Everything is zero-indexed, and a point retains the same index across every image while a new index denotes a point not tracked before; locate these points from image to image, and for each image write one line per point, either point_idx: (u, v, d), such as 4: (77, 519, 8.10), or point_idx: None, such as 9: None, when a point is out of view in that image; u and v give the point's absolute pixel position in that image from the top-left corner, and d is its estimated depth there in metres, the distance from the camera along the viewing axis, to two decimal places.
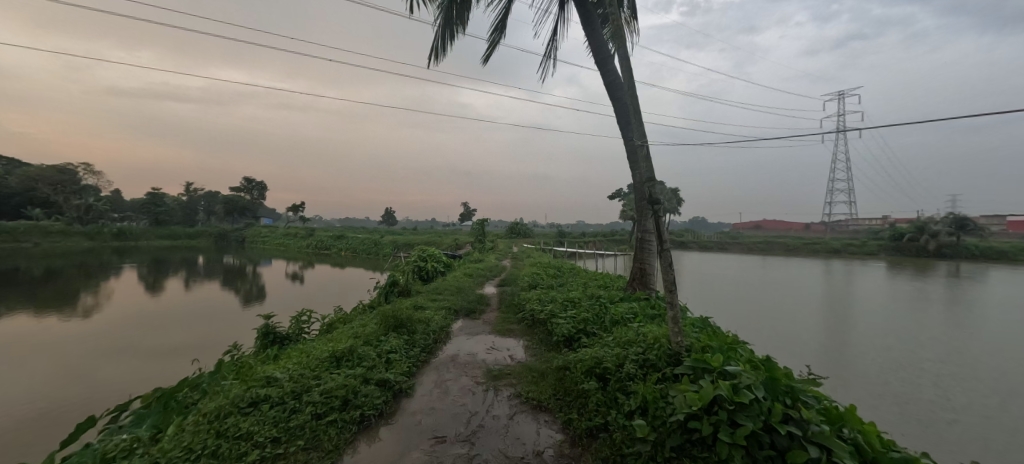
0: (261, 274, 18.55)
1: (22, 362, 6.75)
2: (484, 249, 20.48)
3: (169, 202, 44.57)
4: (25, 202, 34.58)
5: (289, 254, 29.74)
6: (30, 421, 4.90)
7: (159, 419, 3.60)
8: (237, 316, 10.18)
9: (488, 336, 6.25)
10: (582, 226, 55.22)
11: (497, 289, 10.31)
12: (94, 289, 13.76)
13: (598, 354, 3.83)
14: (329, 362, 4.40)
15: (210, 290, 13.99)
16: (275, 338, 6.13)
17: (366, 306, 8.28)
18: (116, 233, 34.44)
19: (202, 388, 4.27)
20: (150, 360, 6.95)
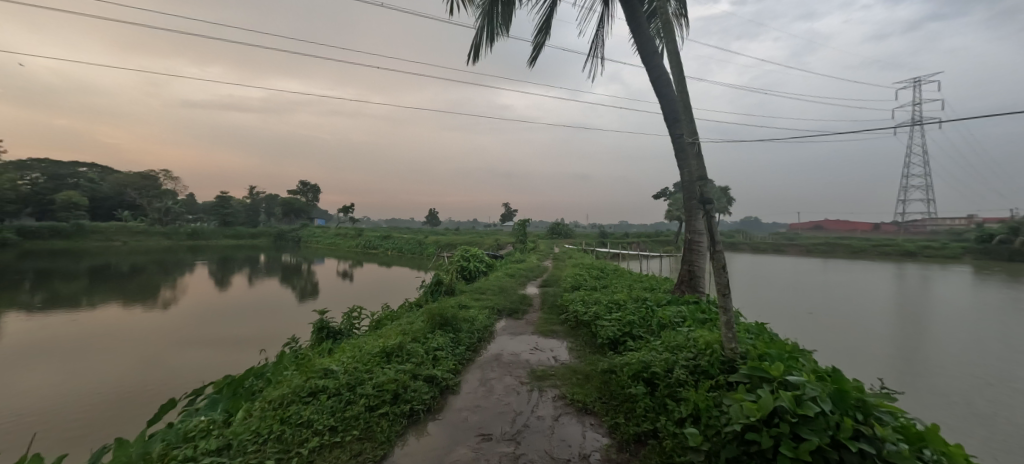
0: (315, 271, 19.64)
1: (113, 349, 7.54)
2: (525, 249, 20.53)
3: (235, 205, 48.33)
4: (118, 206, 39.56)
5: (340, 253, 31.18)
6: (124, 400, 5.52)
7: (230, 404, 3.91)
8: (295, 311, 10.85)
9: (531, 336, 6.28)
10: (626, 227, 53.91)
11: (539, 289, 10.32)
12: (172, 283, 15.21)
13: (645, 358, 3.74)
14: (381, 357, 4.60)
15: (269, 286, 15.01)
16: (330, 332, 6.48)
17: (413, 304, 8.57)
18: (191, 232, 37.78)
19: (267, 377, 4.59)
20: (222, 349, 7.60)
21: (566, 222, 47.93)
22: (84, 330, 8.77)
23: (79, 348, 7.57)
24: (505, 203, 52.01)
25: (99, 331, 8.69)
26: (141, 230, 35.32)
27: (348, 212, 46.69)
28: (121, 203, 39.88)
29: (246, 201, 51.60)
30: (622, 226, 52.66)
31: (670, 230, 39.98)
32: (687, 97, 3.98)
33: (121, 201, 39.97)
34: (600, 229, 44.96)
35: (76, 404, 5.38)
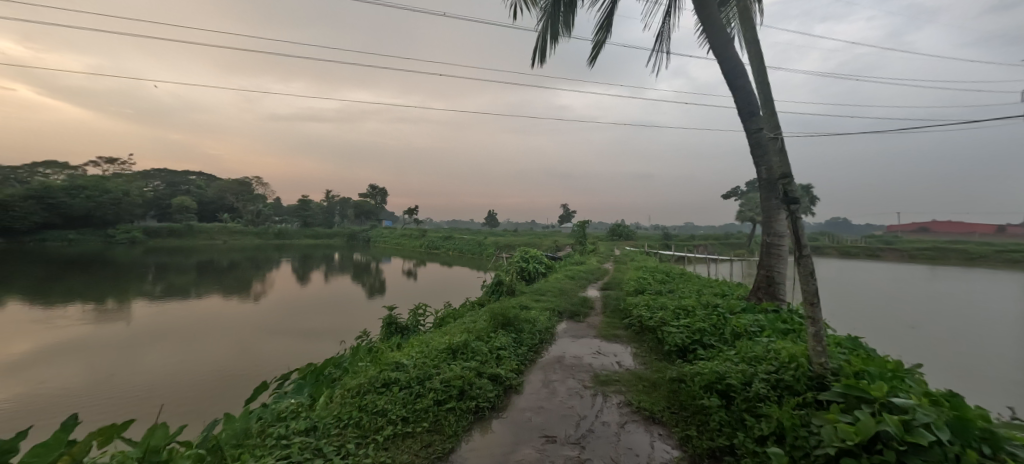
0: (383, 270, 20.82)
1: (215, 335, 8.52)
2: (583, 251, 20.26)
3: (314, 207, 52.62)
4: (219, 208, 44.93)
5: (406, 253, 32.73)
6: (228, 379, 6.30)
7: (314, 389, 4.26)
8: (367, 306, 11.59)
9: (593, 340, 6.19)
10: (693, 229, 51.14)
11: (600, 292, 10.11)
12: (261, 278, 16.93)
13: (718, 368, 3.54)
14: (448, 353, 4.78)
15: (342, 282, 16.16)
16: (399, 328, 6.83)
17: (475, 303, 8.79)
18: (278, 232, 41.72)
19: (345, 366, 4.95)
20: (306, 339, 8.35)
21: (629, 223, 46.50)
22: (191, 318, 9.97)
23: (189, 334, 8.64)
24: (564, 204, 51.63)
25: (206, 319, 9.92)
26: (238, 230, 39.67)
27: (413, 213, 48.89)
28: (222, 206, 45.16)
29: (324, 204, 55.96)
30: (689, 228, 50.04)
31: (743, 232, 37.28)
32: (768, 89, 3.71)
33: (220, 205, 44.92)
34: (664, 231, 43.09)
35: (187, 384, 6.10)
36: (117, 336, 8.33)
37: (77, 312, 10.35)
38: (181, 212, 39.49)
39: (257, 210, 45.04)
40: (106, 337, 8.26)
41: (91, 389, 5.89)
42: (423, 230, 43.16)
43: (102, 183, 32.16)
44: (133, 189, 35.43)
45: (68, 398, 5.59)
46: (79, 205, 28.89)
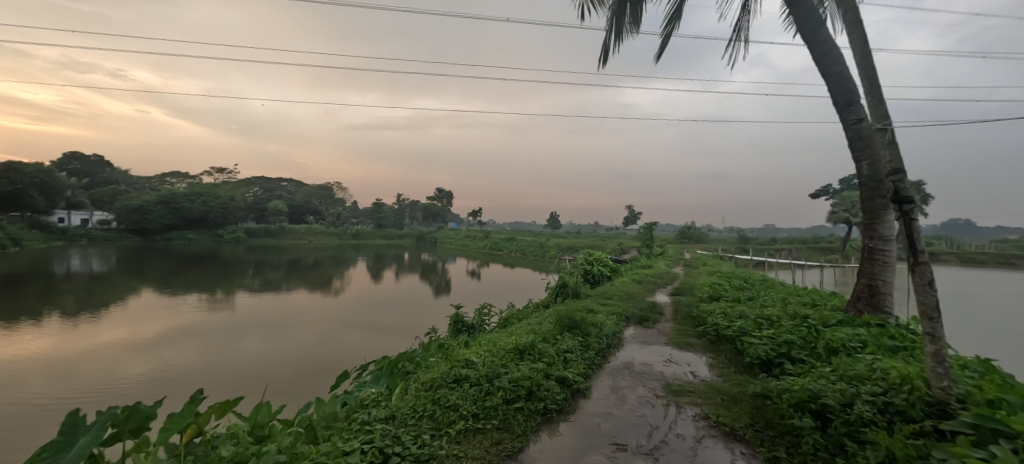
0: (449, 270, 21.53)
1: (304, 327, 9.34)
2: (651, 254, 19.39)
3: (387, 210, 55.85)
4: (306, 211, 49.30)
5: (471, 254, 33.52)
6: (315, 366, 6.90)
7: (392, 379, 4.51)
8: (435, 304, 12.05)
9: (664, 347, 5.91)
10: (774, 231, 46.90)
11: (669, 297, 9.60)
12: (341, 275, 18.29)
13: (811, 385, 3.22)
14: (515, 353, 4.85)
15: (412, 281, 16.97)
16: (465, 326, 7.02)
17: (538, 305, 8.78)
18: (355, 233, 44.82)
19: (418, 360, 5.19)
20: (381, 333, 8.90)
21: (700, 225, 43.84)
22: (283, 310, 11.03)
23: (280, 324, 9.54)
24: (629, 206, 50.08)
25: (296, 311, 10.94)
26: (321, 231, 43.24)
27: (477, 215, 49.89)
28: (307, 209, 49.52)
29: (396, 207, 59.17)
30: (770, 230, 46.00)
31: (834, 235, 33.47)
32: (873, 74, 3.32)
33: (307, 207, 49.40)
34: (741, 233, 39.97)
35: (282, 369, 6.76)
36: (225, 324, 9.44)
37: (193, 301, 11.89)
38: (274, 215, 43.45)
39: (338, 212, 48.85)
40: (216, 324, 9.38)
41: (205, 368, 6.74)
42: (486, 232, 43.94)
43: (211, 191, 37.46)
44: (237, 194, 40.09)
45: (189, 375, 6.43)
46: (195, 209, 34.49)
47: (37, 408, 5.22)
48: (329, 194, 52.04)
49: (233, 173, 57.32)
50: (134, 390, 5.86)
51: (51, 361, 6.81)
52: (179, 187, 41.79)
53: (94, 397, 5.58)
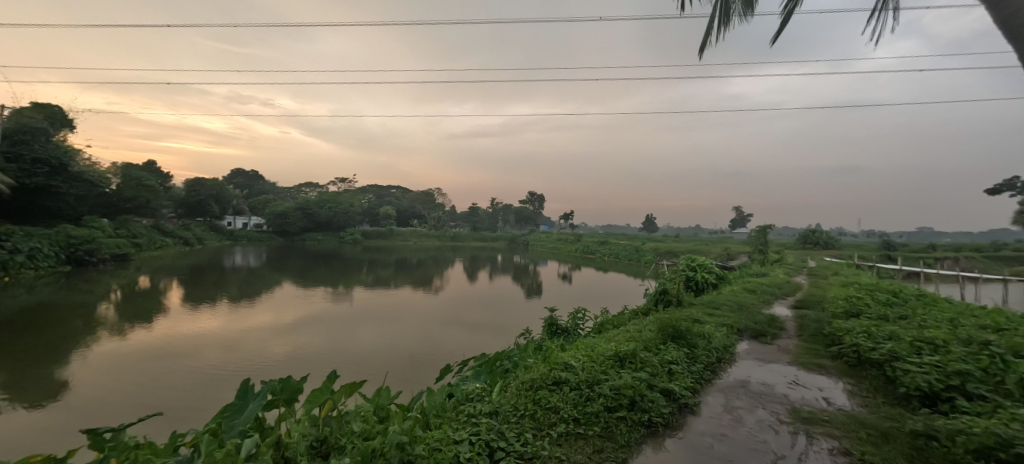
0: (541, 273, 21.57)
1: (412, 322, 10.11)
2: (765, 263, 17.15)
3: (483, 214, 58.11)
4: (412, 215, 53.57)
5: (563, 257, 33.17)
6: (421, 358, 7.45)
7: (493, 374, 4.65)
8: (530, 306, 12.21)
9: (786, 368, 5.23)
10: (932, 236, 38.61)
11: (791, 311, 8.43)
12: (441, 275, 19.40)
13: (1000, 430, 2.58)
14: (616, 360, 4.69)
15: (505, 282, 17.37)
16: (561, 329, 6.96)
17: (637, 312, 8.37)
18: (454, 235, 47.31)
19: (516, 358, 5.29)
20: (479, 331, 9.27)
21: (830, 228, 37.77)
22: (394, 305, 12.09)
23: (391, 318, 10.43)
24: (738, 207, 45.35)
25: (405, 306, 11.91)
26: (425, 233, 46.62)
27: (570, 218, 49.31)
28: (413, 213, 53.75)
29: (492, 210, 61.33)
30: (926, 234, 37.92)
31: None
32: None
33: (412, 211, 54.74)
34: (884, 238, 33.63)
35: (396, 358, 7.38)
36: (348, 314, 10.67)
37: (321, 294, 13.57)
38: (386, 219, 49.18)
39: (440, 216, 52.14)
40: (340, 315, 10.60)
41: (332, 351, 7.70)
42: (578, 235, 43.15)
43: (335, 199, 42.79)
44: (356, 201, 45.07)
45: (321, 358, 7.33)
46: (324, 214, 40.09)
47: (213, 375, 6.39)
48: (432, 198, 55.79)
49: (354, 182, 64.68)
50: (280, 365, 6.92)
51: (221, 338, 8.32)
52: (313, 195, 48.38)
53: (253, 369, 6.66)
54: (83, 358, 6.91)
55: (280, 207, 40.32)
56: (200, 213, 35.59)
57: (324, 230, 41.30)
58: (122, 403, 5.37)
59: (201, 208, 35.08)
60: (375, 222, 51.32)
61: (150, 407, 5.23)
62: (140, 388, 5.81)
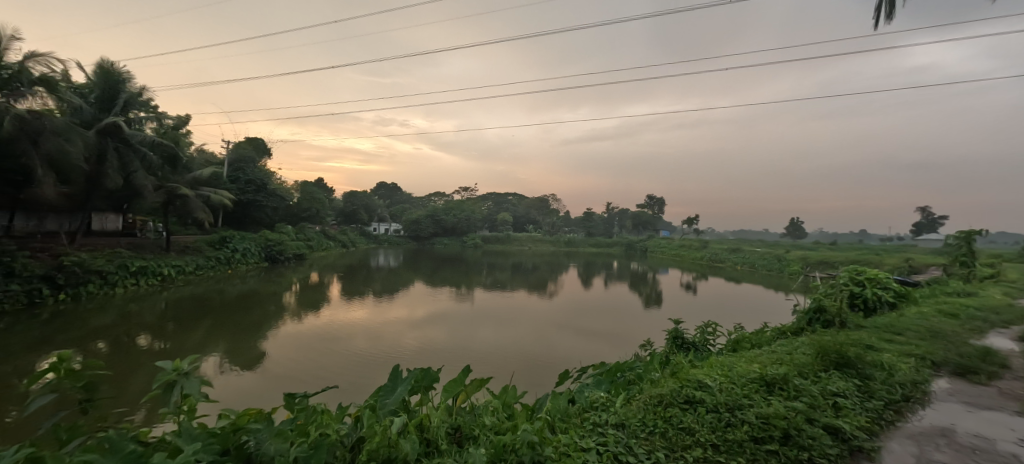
0: (661, 281, 20.07)
1: (530, 325, 10.27)
2: (968, 280, 13.17)
3: (599, 219, 56.77)
4: (529, 221, 54.95)
5: (685, 265, 30.26)
6: (538, 360, 7.51)
7: (617, 382, 4.34)
8: (651, 316, 11.43)
9: (1015, 421, 3.94)
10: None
11: (1018, 345, 6.33)
12: (555, 280, 19.47)
13: None
14: (762, 385, 4.08)
15: (621, 290, 16.60)
16: (687, 344, 5.72)
17: (781, 331, 7.19)
18: (568, 241, 46.91)
19: (643, 369, 4.75)
20: (599, 340, 8.99)
21: None
22: (512, 308, 12.46)
23: (509, 320, 10.75)
24: (921, 206, 35.88)
25: (522, 310, 12.14)
26: (540, 238, 47.37)
27: (693, 223, 44.57)
28: (529, 219, 55.12)
29: (608, 215, 59.59)
30: None
31: None
32: None
33: (528, 217, 56.26)
34: None
35: (518, 359, 7.55)
36: (470, 314, 11.32)
37: (447, 293, 14.70)
38: (504, 225, 51.50)
39: (554, 222, 52.51)
40: (463, 314, 11.30)
41: (457, 346, 8.25)
42: (705, 241, 38.97)
43: (459, 208, 46.75)
44: (477, 208, 48.09)
45: (449, 352, 7.83)
46: (449, 221, 44.21)
47: (364, 359, 7.33)
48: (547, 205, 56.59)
49: (475, 191, 69.28)
50: (415, 354, 7.68)
51: (370, 327, 9.58)
52: (442, 203, 53.13)
53: (394, 357, 7.47)
54: (275, 336, 8.61)
55: (415, 214, 45.25)
56: (354, 221, 42.62)
57: (450, 235, 44.99)
58: (300, 374, 6.54)
59: (355, 217, 42.06)
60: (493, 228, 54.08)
61: (319, 380, 6.27)
62: (313, 365, 6.97)
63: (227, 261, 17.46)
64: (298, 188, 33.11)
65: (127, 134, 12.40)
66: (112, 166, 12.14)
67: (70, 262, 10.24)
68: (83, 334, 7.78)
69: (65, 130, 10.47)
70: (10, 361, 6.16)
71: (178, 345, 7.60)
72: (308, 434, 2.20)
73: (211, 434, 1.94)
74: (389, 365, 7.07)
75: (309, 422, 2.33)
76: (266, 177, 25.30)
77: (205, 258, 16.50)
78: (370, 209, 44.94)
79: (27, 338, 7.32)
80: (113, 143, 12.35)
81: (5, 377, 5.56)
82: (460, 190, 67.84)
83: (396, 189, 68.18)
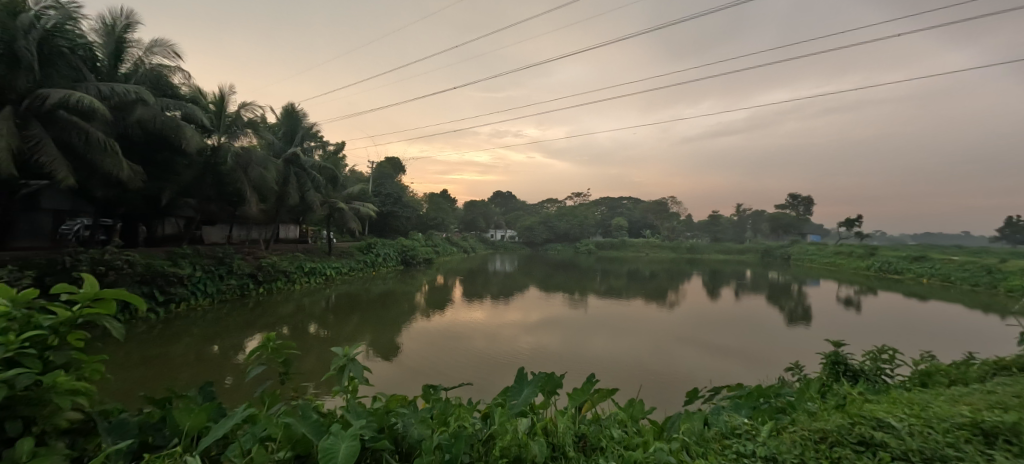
0: (810, 294, 17.08)
1: (649, 336, 9.62)
2: None
3: (728, 223, 51.21)
4: (647, 226, 52.21)
5: (841, 275, 25.34)
6: (663, 376, 6.94)
7: (763, 408, 2.94)
8: (801, 335, 9.76)
9: None
10: None
11: None
12: (675, 289, 18.05)
13: None
14: (975, 435, 3.10)
15: (756, 302, 14.61)
16: (852, 373, 3.93)
17: (994, 366, 5.49)
18: (690, 247, 43.14)
19: (794, 397, 3.18)
20: (734, 359, 7.98)
21: None
22: (628, 317, 11.87)
23: (626, 329, 10.22)
24: None
25: (640, 320, 11.45)
26: (659, 244, 44.51)
27: (854, 225, 37.08)
28: (646, 224, 52.40)
29: (738, 218, 53.42)
30: None
31: None
32: None
33: (644, 222, 53.61)
34: None
35: (641, 371, 7.15)
36: (583, 321, 11.10)
37: (561, 299, 14.71)
38: (618, 231, 49.85)
39: (675, 227, 48.95)
40: (577, 320, 11.11)
41: (574, 352, 8.13)
42: (873, 247, 32.14)
43: (571, 214, 46.74)
44: (591, 214, 47.37)
45: (564, 358, 7.76)
46: (562, 227, 45.04)
47: (488, 359, 7.64)
48: (665, 207, 51.92)
49: (588, 196, 68.37)
50: (530, 357, 7.81)
51: (488, 329, 10.04)
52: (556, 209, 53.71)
53: (515, 360, 7.65)
54: (409, 331, 9.56)
55: (529, 220, 46.75)
56: (473, 228, 46.74)
57: (563, 242, 45.18)
58: (429, 368, 7.14)
59: (474, 225, 45.94)
60: (608, 234, 52.64)
61: (446, 376, 6.76)
62: (439, 361, 7.54)
63: (371, 263, 20.15)
64: (427, 199, 36.68)
65: (303, 161, 15.18)
66: (293, 186, 14.96)
67: (266, 263, 12.84)
68: (274, 320, 9.65)
69: (262, 161, 13.29)
70: (228, 338, 7.96)
71: (336, 333, 8.96)
72: (447, 424, 2.37)
73: (370, 414, 2.20)
74: (510, 367, 7.26)
75: (446, 413, 2.50)
76: (401, 190, 28.58)
77: (356, 261, 19.25)
78: (487, 217, 47.83)
79: (239, 322, 9.36)
80: (293, 168, 15.19)
81: (225, 350, 7.19)
82: (571, 197, 67.86)
83: (509, 198, 71.05)
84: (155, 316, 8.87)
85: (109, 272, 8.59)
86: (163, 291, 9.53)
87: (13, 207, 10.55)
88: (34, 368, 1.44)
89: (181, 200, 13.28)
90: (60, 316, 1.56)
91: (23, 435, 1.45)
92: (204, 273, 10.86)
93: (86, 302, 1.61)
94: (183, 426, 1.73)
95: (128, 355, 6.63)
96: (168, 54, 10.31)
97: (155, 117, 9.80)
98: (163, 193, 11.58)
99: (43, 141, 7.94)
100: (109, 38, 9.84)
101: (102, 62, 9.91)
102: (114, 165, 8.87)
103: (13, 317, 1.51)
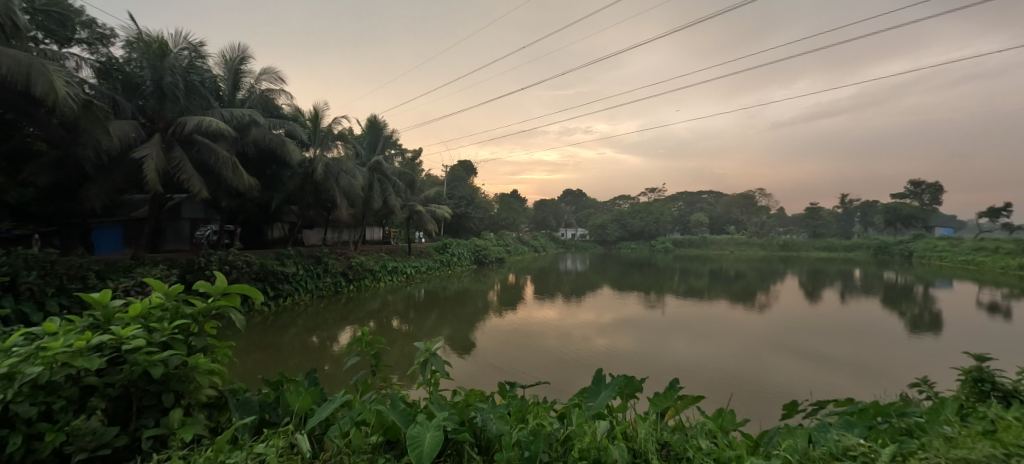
0: (940, 297, 14.53)
1: (737, 340, 8.91)
2: None
3: (829, 217, 45.66)
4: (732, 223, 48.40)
5: (984, 276, 21.14)
6: (754, 386, 6.37)
7: (881, 429, 2.51)
8: (928, 346, 8.40)
9: None
10: None
11: None
12: (765, 290, 16.44)
13: None
14: None
15: (867, 306, 12.80)
16: (1002, 395, 3.25)
17: None
18: (784, 244, 39.06)
19: (924, 419, 2.72)
20: (842, 372, 7.06)
21: None
22: (709, 319, 11.13)
23: (708, 333, 9.58)
24: None
25: (724, 322, 10.65)
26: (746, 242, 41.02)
27: (1001, 216, 30.82)
28: (731, 221, 48.73)
29: (842, 211, 47.43)
30: None
31: None
32: None
33: (729, 217, 49.72)
34: None
35: (730, 379, 6.65)
36: (660, 322, 10.62)
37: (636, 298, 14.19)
38: (698, 227, 46.86)
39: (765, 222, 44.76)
40: (654, 322, 10.64)
41: (651, 355, 7.79)
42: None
43: (646, 209, 44.83)
44: (667, 209, 44.67)
45: (641, 361, 7.49)
46: (637, 224, 43.46)
47: (562, 359, 7.57)
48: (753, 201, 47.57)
49: (664, 191, 64.96)
50: (604, 358, 7.65)
51: (561, 327, 10.02)
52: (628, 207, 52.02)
53: (590, 360, 7.51)
54: (483, 329, 9.81)
55: (601, 219, 45.81)
56: (544, 227, 47.32)
57: (638, 240, 43.70)
58: (502, 364, 7.33)
59: (544, 223, 46.90)
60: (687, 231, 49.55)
61: (520, 374, 6.84)
62: (513, 357, 7.71)
63: (447, 263, 21.06)
64: (499, 200, 37.51)
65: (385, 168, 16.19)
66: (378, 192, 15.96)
67: (356, 263, 14.00)
68: (363, 315, 10.51)
69: (349, 169, 14.08)
70: (325, 330, 8.84)
71: (416, 328, 9.50)
72: (525, 421, 2.38)
73: (452, 407, 2.29)
74: (582, 367, 7.17)
75: (522, 410, 2.53)
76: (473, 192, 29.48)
77: (434, 261, 20.23)
78: (558, 216, 47.84)
79: (334, 315, 10.33)
80: (376, 175, 16.17)
81: (321, 341, 7.97)
82: (643, 193, 65.09)
83: (581, 196, 70.07)
84: (268, 309, 10.06)
85: (232, 270, 9.93)
86: (274, 287, 10.84)
87: (162, 217, 12.66)
88: (180, 351, 1.70)
89: (286, 208, 14.97)
90: (197, 307, 1.81)
91: (175, 406, 1.71)
92: (306, 271, 12.12)
93: (216, 295, 1.86)
94: (293, 408, 1.95)
95: (249, 342, 7.63)
96: (274, 80, 11.67)
97: (265, 135, 11.17)
98: (273, 201, 13.14)
99: (183, 161, 9.36)
100: (229, 70, 11.28)
101: (224, 90, 11.45)
102: (236, 179, 10.22)
103: (167, 307, 1.80)
